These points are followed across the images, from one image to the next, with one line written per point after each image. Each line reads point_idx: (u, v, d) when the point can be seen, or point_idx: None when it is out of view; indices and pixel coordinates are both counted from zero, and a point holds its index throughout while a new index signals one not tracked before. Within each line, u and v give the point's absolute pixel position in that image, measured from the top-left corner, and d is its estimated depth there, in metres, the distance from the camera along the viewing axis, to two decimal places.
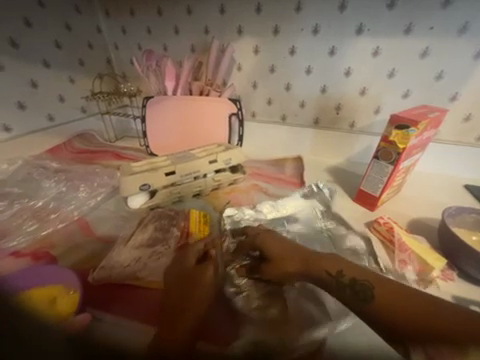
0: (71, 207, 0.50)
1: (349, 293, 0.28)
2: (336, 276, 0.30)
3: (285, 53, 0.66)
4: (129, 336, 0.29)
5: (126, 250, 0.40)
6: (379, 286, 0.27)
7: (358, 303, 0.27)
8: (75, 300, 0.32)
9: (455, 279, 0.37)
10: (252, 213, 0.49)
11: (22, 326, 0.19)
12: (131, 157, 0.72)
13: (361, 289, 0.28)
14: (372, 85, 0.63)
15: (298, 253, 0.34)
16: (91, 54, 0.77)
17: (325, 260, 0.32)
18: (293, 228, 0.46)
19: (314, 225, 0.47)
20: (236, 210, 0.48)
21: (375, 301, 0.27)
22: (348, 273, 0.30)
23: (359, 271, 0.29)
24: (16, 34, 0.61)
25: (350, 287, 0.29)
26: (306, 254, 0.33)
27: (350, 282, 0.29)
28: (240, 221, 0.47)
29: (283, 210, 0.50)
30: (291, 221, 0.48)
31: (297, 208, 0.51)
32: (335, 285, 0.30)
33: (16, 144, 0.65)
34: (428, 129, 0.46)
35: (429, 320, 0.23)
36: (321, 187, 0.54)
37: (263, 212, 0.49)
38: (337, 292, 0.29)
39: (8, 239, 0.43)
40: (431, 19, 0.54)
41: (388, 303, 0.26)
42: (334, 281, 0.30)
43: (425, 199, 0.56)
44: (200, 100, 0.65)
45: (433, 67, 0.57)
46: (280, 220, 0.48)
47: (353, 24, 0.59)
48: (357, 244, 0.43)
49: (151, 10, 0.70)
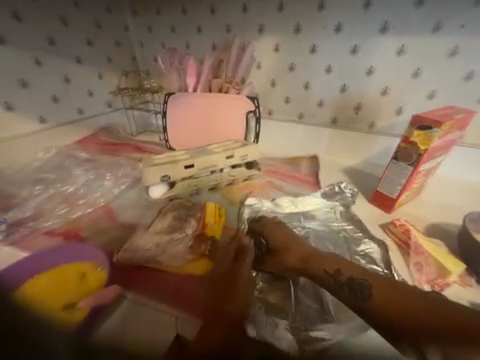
0: (97, 194, 0.54)
1: (346, 292, 0.27)
2: (334, 275, 0.29)
3: (305, 51, 0.66)
4: (152, 320, 0.33)
5: (146, 235, 0.43)
6: (377, 285, 0.26)
7: (354, 301, 0.26)
8: (103, 275, 0.36)
9: (473, 285, 0.36)
10: (270, 206, 0.49)
11: (25, 330, 0.26)
12: (151, 150, 0.75)
13: (359, 287, 0.27)
14: (394, 84, 0.61)
15: (299, 248, 0.34)
16: (118, 51, 0.81)
17: (324, 257, 0.32)
18: (309, 224, 0.47)
19: (331, 225, 0.47)
20: (256, 200, 0.50)
21: (372, 300, 0.26)
22: (346, 271, 0.29)
23: (357, 271, 0.29)
24: (54, 33, 0.67)
25: (347, 285, 0.28)
26: (307, 251, 0.33)
27: (347, 280, 0.28)
28: (258, 211, 0.48)
29: (301, 206, 0.50)
30: (308, 218, 0.48)
31: (316, 207, 0.50)
32: (332, 283, 0.29)
33: (50, 134, 0.71)
34: (452, 131, 0.45)
35: (431, 321, 0.23)
36: (343, 187, 0.52)
37: (281, 207, 0.50)
38: (333, 290, 0.29)
39: (43, 219, 0.47)
40: (462, 16, 0.51)
41: (387, 302, 0.25)
42: (331, 279, 0.29)
43: (446, 204, 0.54)
44: (219, 97, 0.67)
45: (462, 67, 0.55)
46: (297, 216, 0.49)
47: (377, 22, 0.58)
48: (373, 249, 0.41)
49: (176, 10, 0.73)
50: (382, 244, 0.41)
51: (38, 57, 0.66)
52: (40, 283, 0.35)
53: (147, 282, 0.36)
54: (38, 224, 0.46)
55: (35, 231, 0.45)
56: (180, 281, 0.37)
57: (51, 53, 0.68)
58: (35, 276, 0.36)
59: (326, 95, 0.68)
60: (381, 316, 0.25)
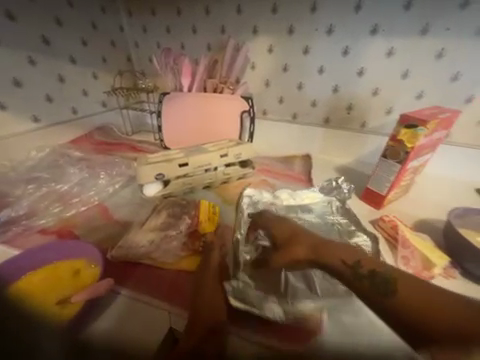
0: (92, 192, 0.54)
1: (369, 285, 0.27)
2: (354, 267, 0.29)
3: (298, 52, 0.67)
4: (147, 313, 0.33)
5: (141, 232, 0.43)
6: (401, 279, 0.27)
7: (376, 295, 0.26)
8: (95, 273, 0.36)
9: (457, 277, 0.38)
10: (269, 197, 0.52)
11: None
12: (146, 150, 0.76)
13: (382, 281, 0.27)
14: (384, 85, 0.63)
15: (313, 240, 0.32)
16: (113, 51, 0.81)
17: (345, 249, 0.30)
18: (305, 217, 0.49)
19: (326, 218, 0.48)
20: (255, 191, 0.52)
21: (393, 292, 0.26)
22: (367, 264, 0.29)
23: (378, 265, 0.28)
24: (48, 33, 0.67)
25: (369, 279, 0.27)
26: (322, 242, 0.31)
27: (369, 273, 0.28)
28: (257, 202, 0.51)
29: (300, 200, 0.52)
30: (305, 211, 0.50)
31: (313, 201, 0.52)
32: (351, 275, 0.28)
33: (43, 134, 0.71)
34: (438, 130, 0.46)
35: (456, 320, 0.23)
36: (340, 183, 0.55)
37: (280, 199, 0.52)
38: (353, 283, 0.28)
39: (37, 217, 0.47)
40: (448, 20, 0.53)
41: (411, 297, 0.25)
42: (351, 271, 0.28)
43: (434, 201, 0.56)
44: (213, 97, 0.68)
45: (448, 68, 0.57)
46: (294, 208, 0.50)
47: (368, 25, 0.59)
48: (365, 242, 0.43)
49: (171, 10, 0.74)
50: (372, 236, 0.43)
51: (32, 57, 0.65)
52: (34, 281, 0.35)
53: (142, 278, 0.37)
54: (31, 222, 0.46)
55: (29, 229, 0.45)
56: (174, 276, 0.37)
57: (45, 52, 0.68)
58: (27, 274, 0.36)
59: (319, 95, 0.70)
60: (401, 311, 0.25)
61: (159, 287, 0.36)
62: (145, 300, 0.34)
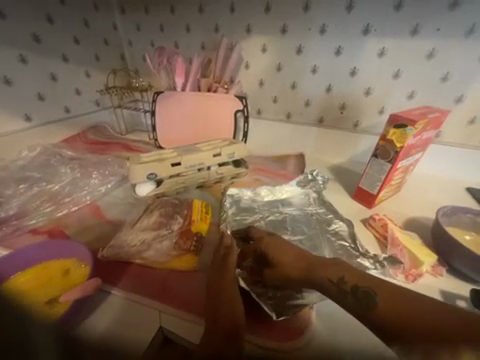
0: (84, 192, 0.54)
1: (351, 300, 0.26)
2: (338, 282, 0.28)
3: (291, 51, 0.67)
4: (141, 317, 0.32)
5: (133, 232, 0.44)
6: (385, 289, 0.25)
7: (359, 309, 0.26)
8: (85, 272, 0.36)
9: (444, 274, 0.39)
10: (250, 195, 0.52)
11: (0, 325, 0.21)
12: (139, 149, 0.76)
13: (365, 295, 0.26)
14: (377, 84, 0.63)
15: (300, 260, 0.32)
16: (107, 50, 0.81)
17: (334, 265, 0.30)
18: (286, 210, 0.50)
19: (305, 209, 0.50)
20: (236, 190, 0.52)
21: (375, 304, 0.25)
22: (352, 279, 0.28)
23: (360, 277, 0.28)
24: (39, 30, 0.66)
25: (351, 293, 0.27)
26: (308, 261, 0.31)
27: (352, 288, 0.27)
28: (239, 200, 0.51)
29: (279, 194, 0.53)
30: (285, 204, 0.52)
31: (293, 195, 0.53)
32: (335, 292, 0.28)
33: (36, 133, 0.70)
34: (427, 129, 0.47)
35: (440, 327, 0.22)
36: (315, 175, 0.55)
37: (261, 195, 0.52)
38: (338, 298, 0.27)
39: (27, 217, 0.47)
40: (438, 20, 0.54)
41: (395, 305, 0.24)
42: (335, 287, 0.28)
43: (424, 200, 0.57)
44: (207, 96, 0.68)
45: (439, 68, 0.57)
46: (275, 203, 0.52)
47: (360, 24, 0.59)
48: (342, 227, 0.45)
49: (164, 9, 0.73)
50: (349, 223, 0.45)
51: (23, 55, 0.64)
52: (21, 281, 0.35)
53: (136, 278, 0.37)
54: (22, 222, 0.46)
55: (19, 229, 0.45)
56: (166, 276, 0.37)
57: (36, 50, 0.66)
58: (17, 274, 0.35)
59: (312, 94, 0.70)
60: (384, 320, 0.24)
61: (151, 290, 0.35)
62: (139, 301, 0.34)
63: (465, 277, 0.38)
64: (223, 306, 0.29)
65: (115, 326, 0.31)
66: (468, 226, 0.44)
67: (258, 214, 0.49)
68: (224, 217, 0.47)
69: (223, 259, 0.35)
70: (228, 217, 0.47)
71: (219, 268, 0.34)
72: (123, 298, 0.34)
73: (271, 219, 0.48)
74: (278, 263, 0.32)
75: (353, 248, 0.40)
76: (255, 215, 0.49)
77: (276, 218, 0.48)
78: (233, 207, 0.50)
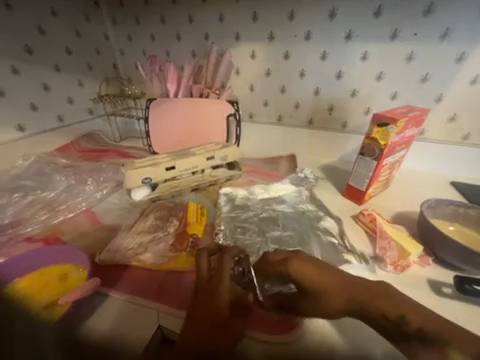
0: (79, 199, 0.54)
1: (413, 340, 0.25)
2: (396, 322, 0.26)
3: (279, 57, 0.70)
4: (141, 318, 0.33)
5: (129, 235, 0.44)
6: (411, 313, 0.26)
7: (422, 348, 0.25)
8: (83, 275, 0.36)
9: (431, 264, 0.41)
10: (245, 193, 0.55)
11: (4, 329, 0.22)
12: (134, 155, 0.76)
13: (433, 339, 0.24)
14: (362, 87, 0.66)
15: (340, 286, 0.29)
16: (99, 59, 0.83)
17: (371, 289, 0.28)
18: (279, 207, 0.52)
19: (298, 207, 0.52)
20: (231, 189, 0.55)
21: (413, 332, 0.25)
22: (393, 311, 0.26)
23: (423, 318, 0.25)
24: (31, 41, 0.66)
25: (415, 337, 0.25)
26: (350, 286, 0.29)
27: (415, 331, 0.25)
28: (235, 198, 0.54)
29: (273, 193, 0.56)
30: (278, 202, 0.53)
31: (286, 193, 0.56)
32: (393, 331, 0.26)
33: (29, 142, 0.70)
34: (409, 127, 0.49)
35: None
36: (305, 174, 0.61)
37: (255, 193, 0.55)
38: (394, 336, 0.26)
39: (23, 225, 0.47)
40: (415, 25, 0.57)
41: (423, 331, 0.25)
42: (392, 326, 0.26)
43: (410, 195, 0.59)
44: (199, 102, 0.70)
45: (419, 70, 0.61)
46: (269, 201, 0.53)
47: (343, 31, 0.62)
48: (331, 224, 0.47)
49: (155, 19, 0.76)
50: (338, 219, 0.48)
51: (15, 66, 0.65)
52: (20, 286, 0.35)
53: (134, 281, 0.37)
54: (18, 230, 0.46)
55: (14, 237, 0.45)
56: (164, 278, 0.38)
57: (28, 61, 0.67)
58: (17, 279, 0.36)
59: (302, 97, 0.73)
60: (409, 335, 0.25)
61: (151, 289, 0.36)
62: (140, 303, 0.34)
63: (451, 266, 0.40)
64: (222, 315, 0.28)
65: (115, 329, 0.31)
66: (451, 217, 0.46)
67: (251, 210, 0.50)
68: (220, 212, 0.50)
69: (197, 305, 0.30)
70: (223, 214, 0.49)
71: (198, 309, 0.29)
72: (122, 301, 0.35)
73: (265, 216, 0.49)
74: (320, 294, 0.29)
75: (340, 244, 0.43)
76: (249, 211, 0.50)
77: (269, 215, 0.50)
78: (228, 205, 0.52)
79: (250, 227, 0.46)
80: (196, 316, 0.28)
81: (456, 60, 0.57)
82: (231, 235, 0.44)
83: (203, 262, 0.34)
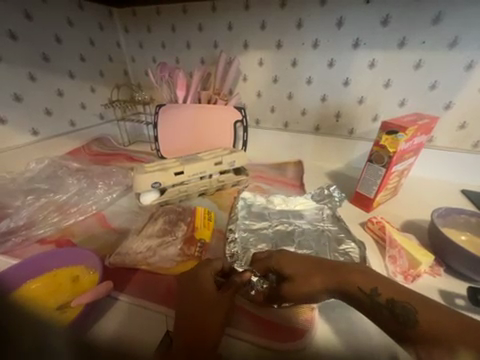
0: (90, 201, 0.56)
1: (387, 315, 0.27)
2: (370, 294, 0.28)
3: (286, 64, 0.71)
4: (148, 323, 0.32)
5: (138, 239, 0.45)
6: (383, 286, 0.28)
7: (398, 327, 0.26)
8: (95, 278, 0.37)
9: (442, 274, 0.40)
10: (263, 201, 0.55)
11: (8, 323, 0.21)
12: (142, 159, 0.78)
13: (403, 312, 0.26)
14: (369, 94, 0.67)
15: (313, 266, 0.32)
16: (111, 66, 0.86)
17: (347, 268, 0.31)
18: (297, 222, 0.50)
19: (317, 225, 0.49)
20: (250, 195, 0.56)
21: (385, 302, 0.27)
22: (366, 285, 0.29)
23: (396, 291, 0.28)
24: (48, 50, 0.69)
25: (388, 309, 0.27)
26: (324, 266, 0.32)
27: (387, 303, 0.27)
28: (252, 204, 0.54)
29: (292, 206, 0.54)
30: (296, 216, 0.52)
31: (306, 207, 0.54)
32: (369, 303, 0.28)
33: (42, 146, 0.72)
34: (419, 135, 0.49)
35: (471, 342, 0.22)
36: (332, 191, 0.55)
37: (273, 203, 0.54)
38: (371, 312, 0.28)
39: (36, 227, 0.48)
40: (422, 33, 0.58)
41: (393, 300, 0.27)
42: (368, 298, 0.28)
43: (419, 202, 0.59)
44: (208, 107, 0.70)
45: (427, 77, 0.61)
46: (286, 214, 0.52)
47: (350, 39, 0.63)
48: (354, 249, 0.42)
49: (166, 28, 0.78)
50: (362, 245, 0.42)
51: (32, 73, 0.67)
52: (34, 287, 0.36)
53: (142, 284, 0.37)
54: (30, 232, 0.47)
55: (27, 239, 0.46)
56: (173, 281, 0.38)
57: (45, 68, 0.69)
58: (31, 280, 0.37)
59: (309, 104, 0.73)
60: (383, 307, 0.27)
61: (160, 293, 0.36)
62: (143, 305, 0.34)
63: (462, 276, 0.39)
64: (213, 310, 0.30)
65: (123, 329, 0.32)
66: (462, 225, 0.46)
67: (267, 221, 0.50)
68: (234, 218, 0.49)
69: (184, 296, 0.31)
70: (238, 219, 0.49)
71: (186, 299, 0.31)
72: (129, 304, 0.35)
73: (279, 229, 0.48)
74: (302, 275, 0.32)
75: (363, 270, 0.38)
76: (264, 222, 0.50)
77: (285, 228, 0.48)
78: (244, 211, 0.52)
79: (264, 239, 0.45)
80: (182, 304, 0.30)
81: (465, 67, 0.57)
82: (245, 246, 0.44)
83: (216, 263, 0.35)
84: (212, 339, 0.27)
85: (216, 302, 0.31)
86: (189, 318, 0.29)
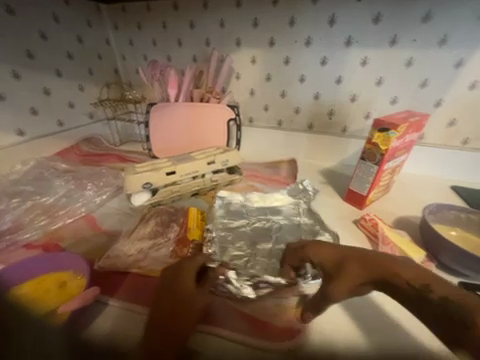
0: (79, 204, 0.54)
1: (441, 314, 0.25)
2: (420, 290, 0.26)
3: (279, 62, 0.70)
4: (138, 327, 0.31)
5: (129, 241, 0.44)
6: (436, 282, 0.26)
7: (455, 330, 0.24)
8: (83, 283, 0.36)
9: (434, 270, 0.40)
10: (240, 199, 0.53)
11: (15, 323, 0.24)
12: (134, 159, 0.76)
13: (460, 312, 0.24)
14: (361, 92, 0.67)
15: (356, 258, 0.31)
16: (100, 64, 0.84)
17: (395, 262, 0.29)
18: (276, 219, 0.49)
19: (293, 219, 0.49)
20: (226, 193, 0.53)
21: (438, 300, 0.25)
22: (415, 281, 0.27)
23: (451, 289, 0.25)
24: (33, 46, 0.66)
25: (441, 307, 0.25)
26: (368, 257, 0.30)
27: (440, 301, 0.25)
28: (230, 203, 0.52)
29: (270, 202, 0.54)
30: (273, 212, 0.51)
31: (284, 203, 0.53)
32: (421, 300, 0.26)
33: (28, 147, 0.69)
34: (410, 133, 0.49)
35: None
36: (305, 185, 0.56)
37: (251, 200, 0.53)
38: (426, 310, 0.26)
39: (22, 232, 0.46)
40: (413, 32, 0.58)
41: (448, 299, 0.25)
42: (418, 295, 0.26)
43: (411, 199, 0.59)
44: (200, 106, 0.69)
45: (418, 75, 0.61)
46: (264, 210, 0.52)
47: (342, 37, 0.63)
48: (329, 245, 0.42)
49: (156, 25, 0.77)
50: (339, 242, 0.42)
51: (16, 71, 0.65)
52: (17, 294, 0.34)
53: (135, 288, 0.36)
54: (16, 237, 0.45)
55: (13, 244, 0.44)
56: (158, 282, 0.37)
57: (30, 66, 0.67)
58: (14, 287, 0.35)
59: (302, 102, 0.73)
60: (434, 305, 0.25)
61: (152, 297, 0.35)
62: (134, 309, 0.33)
63: (454, 272, 0.40)
64: (184, 313, 0.28)
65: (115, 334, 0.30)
66: (453, 221, 0.46)
67: (245, 219, 0.49)
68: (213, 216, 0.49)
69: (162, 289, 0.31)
70: (217, 217, 0.49)
71: (165, 292, 0.31)
72: (119, 308, 0.33)
73: (258, 226, 0.48)
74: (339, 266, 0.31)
75: None
76: (242, 219, 0.49)
77: (263, 225, 0.48)
78: (222, 210, 0.51)
79: (242, 237, 0.45)
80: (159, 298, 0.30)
81: (455, 65, 0.58)
82: (222, 244, 0.43)
83: (197, 260, 0.34)
84: (178, 344, 0.26)
85: (190, 301, 0.30)
86: (163, 312, 0.28)
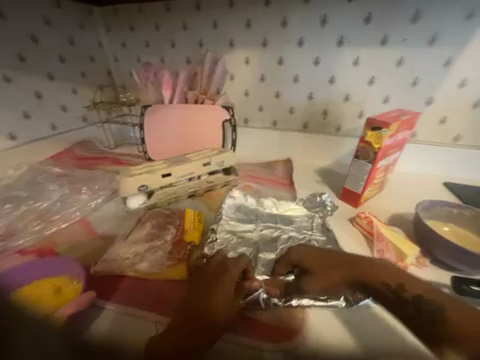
0: (74, 208, 0.54)
1: (412, 310, 0.31)
2: (396, 289, 0.33)
3: (273, 63, 0.71)
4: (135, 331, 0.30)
5: (125, 244, 0.44)
6: (409, 284, 0.33)
7: (426, 325, 0.29)
8: (79, 288, 0.36)
9: (428, 266, 0.41)
10: (254, 202, 0.54)
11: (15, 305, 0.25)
12: (130, 162, 0.76)
13: (430, 311, 0.30)
14: (354, 92, 0.68)
15: (340, 262, 0.37)
16: (93, 67, 0.83)
17: (375, 267, 0.36)
18: (287, 228, 0.48)
19: (304, 233, 0.47)
20: (242, 194, 0.54)
21: (411, 298, 0.32)
22: (391, 282, 0.34)
23: (420, 289, 0.32)
24: (24, 49, 0.66)
25: (413, 304, 0.31)
26: (352, 262, 0.37)
27: (412, 299, 0.31)
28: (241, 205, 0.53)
29: (283, 210, 0.52)
30: (285, 221, 0.50)
31: (296, 213, 0.52)
32: (394, 298, 0.32)
33: (21, 151, 0.68)
34: (402, 130, 0.50)
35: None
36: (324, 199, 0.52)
37: (265, 205, 0.53)
38: (398, 309, 0.31)
39: (15, 238, 0.46)
40: (404, 31, 0.59)
41: (420, 297, 0.31)
42: (393, 294, 0.32)
43: (405, 196, 0.60)
44: (195, 107, 0.69)
45: (409, 74, 0.62)
46: (275, 217, 0.51)
47: (334, 37, 0.64)
48: None
49: (149, 27, 0.77)
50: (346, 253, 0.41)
51: (7, 75, 0.64)
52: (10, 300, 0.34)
53: (130, 292, 0.36)
54: (9, 243, 0.45)
55: (6, 250, 0.44)
56: (161, 287, 0.37)
57: (21, 69, 0.66)
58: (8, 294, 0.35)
59: (296, 102, 0.74)
60: (408, 304, 0.31)
61: (149, 301, 0.35)
62: (131, 313, 0.33)
63: (448, 267, 0.40)
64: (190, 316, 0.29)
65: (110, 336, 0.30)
66: (445, 217, 0.47)
67: (253, 224, 0.49)
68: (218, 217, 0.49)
69: None
70: (222, 219, 0.49)
71: None
72: (115, 312, 0.33)
73: (265, 233, 0.47)
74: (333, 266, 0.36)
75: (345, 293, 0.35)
76: (250, 224, 0.49)
77: (271, 233, 0.47)
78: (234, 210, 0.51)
79: (247, 243, 0.45)
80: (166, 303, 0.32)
81: (444, 64, 0.59)
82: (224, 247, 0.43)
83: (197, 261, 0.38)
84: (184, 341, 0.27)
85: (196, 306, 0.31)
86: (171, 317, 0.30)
